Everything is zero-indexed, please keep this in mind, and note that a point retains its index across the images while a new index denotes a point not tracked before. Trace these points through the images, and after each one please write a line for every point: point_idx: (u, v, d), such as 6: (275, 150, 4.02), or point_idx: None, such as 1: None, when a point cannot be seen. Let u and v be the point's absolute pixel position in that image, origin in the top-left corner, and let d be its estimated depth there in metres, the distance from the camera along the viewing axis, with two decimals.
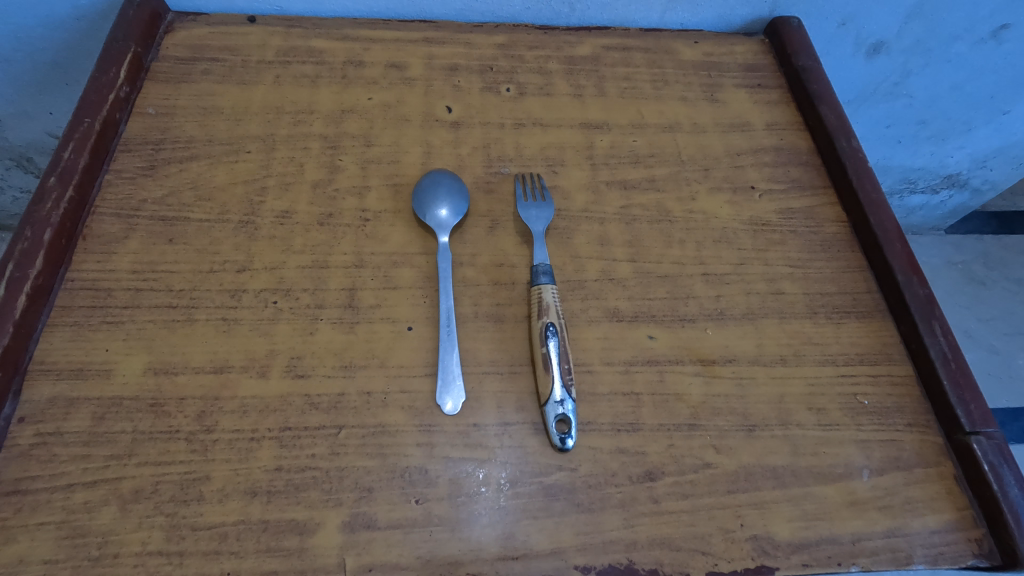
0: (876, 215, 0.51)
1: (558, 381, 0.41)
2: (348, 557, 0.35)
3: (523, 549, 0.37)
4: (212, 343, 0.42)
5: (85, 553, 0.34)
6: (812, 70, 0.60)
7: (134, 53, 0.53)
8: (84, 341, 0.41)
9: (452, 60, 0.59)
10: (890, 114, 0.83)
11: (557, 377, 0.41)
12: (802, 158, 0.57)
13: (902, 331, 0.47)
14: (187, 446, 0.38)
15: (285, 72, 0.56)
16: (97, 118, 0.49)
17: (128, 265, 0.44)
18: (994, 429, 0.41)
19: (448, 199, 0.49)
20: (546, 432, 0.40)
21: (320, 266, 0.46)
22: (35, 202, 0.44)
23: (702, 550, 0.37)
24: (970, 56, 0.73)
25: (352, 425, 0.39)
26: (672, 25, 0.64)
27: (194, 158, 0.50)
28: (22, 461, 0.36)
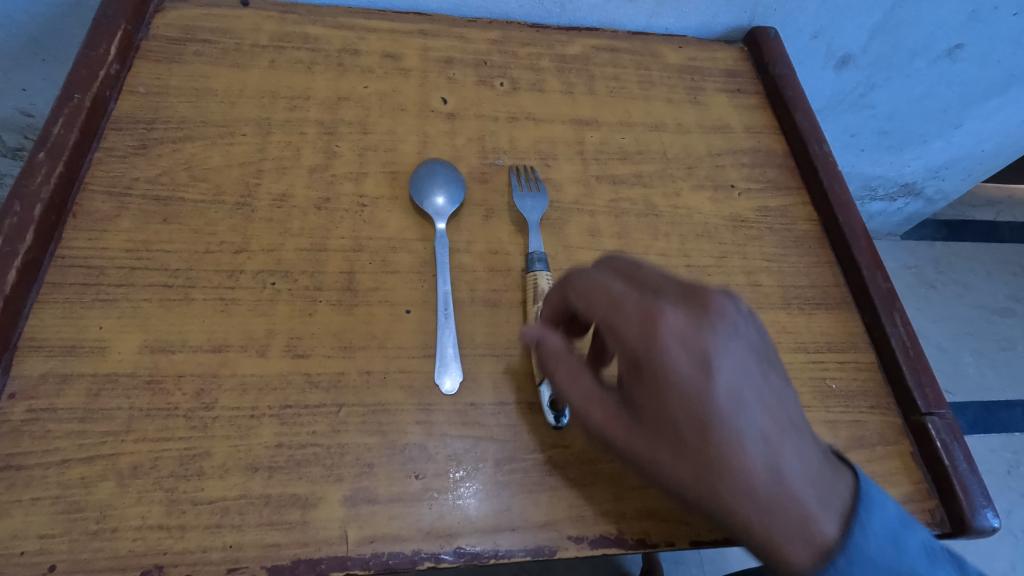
0: (844, 214, 0.55)
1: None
2: (350, 530, 0.36)
3: (519, 521, 0.38)
4: (209, 323, 0.42)
5: (83, 527, 0.34)
6: (787, 79, 0.64)
7: (124, 31, 0.52)
8: (76, 318, 0.40)
9: (446, 52, 0.60)
10: (856, 124, 0.89)
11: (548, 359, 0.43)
12: (777, 160, 0.60)
13: (867, 321, 0.51)
14: (186, 422, 0.38)
15: (280, 57, 0.56)
16: (88, 94, 0.48)
17: (121, 243, 0.44)
18: (946, 410, 0.46)
19: (445, 188, 0.50)
20: (543, 410, 0.42)
21: (318, 249, 0.46)
22: (25, 178, 0.43)
23: (686, 521, 0.40)
24: (928, 72, 0.79)
25: (353, 404, 0.40)
26: (658, 29, 0.67)
27: (187, 139, 0.49)
28: (14, 437, 0.36)
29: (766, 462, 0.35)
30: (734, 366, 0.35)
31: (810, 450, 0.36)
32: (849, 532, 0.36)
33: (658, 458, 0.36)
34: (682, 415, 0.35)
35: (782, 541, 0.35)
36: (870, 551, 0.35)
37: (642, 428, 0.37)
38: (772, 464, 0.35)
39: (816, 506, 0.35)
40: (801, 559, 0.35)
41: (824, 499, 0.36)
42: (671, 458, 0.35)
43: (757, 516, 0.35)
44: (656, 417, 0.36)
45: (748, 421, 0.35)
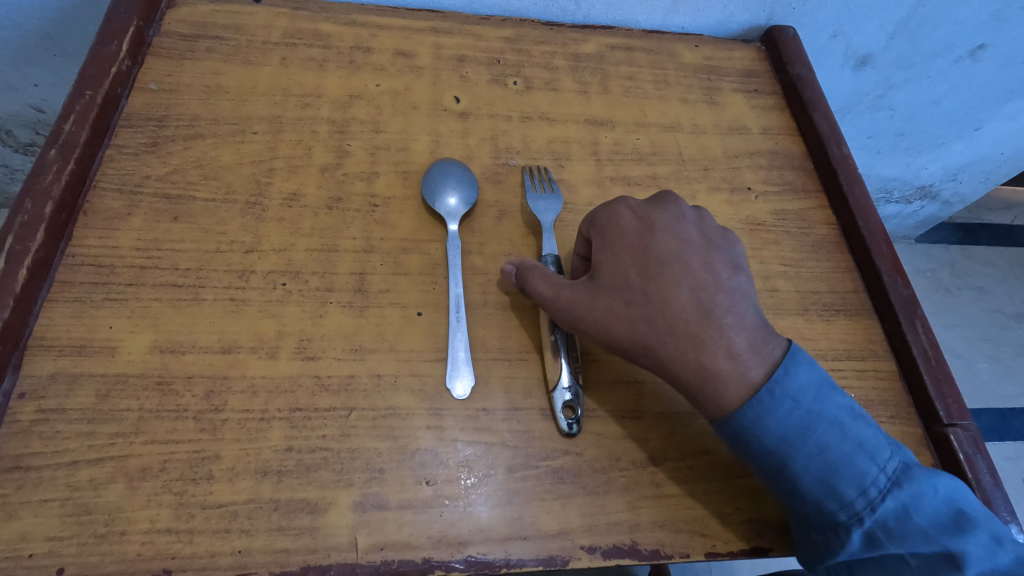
0: (864, 218, 0.54)
1: (563, 373, 0.42)
2: (359, 537, 0.36)
3: (531, 530, 0.38)
4: (219, 323, 0.41)
5: (92, 530, 0.34)
6: (806, 80, 0.62)
7: (136, 27, 0.52)
8: (87, 317, 0.40)
9: (459, 50, 0.59)
10: (874, 125, 0.87)
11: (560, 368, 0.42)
12: (795, 162, 0.59)
13: (886, 329, 0.49)
14: (195, 425, 0.38)
15: (292, 54, 0.55)
16: (99, 91, 0.48)
17: (132, 242, 0.43)
18: (969, 422, 0.45)
19: (458, 188, 0.49)
20: (552, 415, 0.41)
21: (329, 249, 0.46)
22: (36, 175, 0.43)
23: (701, 532, 0.39)
24: (949, 73, 0.77)
25: (363, 408, 0.40)
26: (674, 28, 0.66)
27: (199, 137, 0.49)
28: (23, 437, 0.36)
29: (696, 304, 0.40)
30: (673, 237, 0.42)
31: (740, 305, 0.40)
32: (777, 369, 0.38)
33: (605, 305, 0.40)
34: (629, 265, 0.41)
35: (711, 367, 0.38)
36: (791, 390, 0.38)
37: (593, 290, 0.41)
38: (701, 306, 0.40)
39: (744, 347, 0.39)
40: (729, 397, 0.38)
41: (752, 347, 0.39)
42: (619, 300, 0.40)
43: (688, 343, 0.39)
44: (609, 267, 0.41)
45: (680, 274, 0.41)
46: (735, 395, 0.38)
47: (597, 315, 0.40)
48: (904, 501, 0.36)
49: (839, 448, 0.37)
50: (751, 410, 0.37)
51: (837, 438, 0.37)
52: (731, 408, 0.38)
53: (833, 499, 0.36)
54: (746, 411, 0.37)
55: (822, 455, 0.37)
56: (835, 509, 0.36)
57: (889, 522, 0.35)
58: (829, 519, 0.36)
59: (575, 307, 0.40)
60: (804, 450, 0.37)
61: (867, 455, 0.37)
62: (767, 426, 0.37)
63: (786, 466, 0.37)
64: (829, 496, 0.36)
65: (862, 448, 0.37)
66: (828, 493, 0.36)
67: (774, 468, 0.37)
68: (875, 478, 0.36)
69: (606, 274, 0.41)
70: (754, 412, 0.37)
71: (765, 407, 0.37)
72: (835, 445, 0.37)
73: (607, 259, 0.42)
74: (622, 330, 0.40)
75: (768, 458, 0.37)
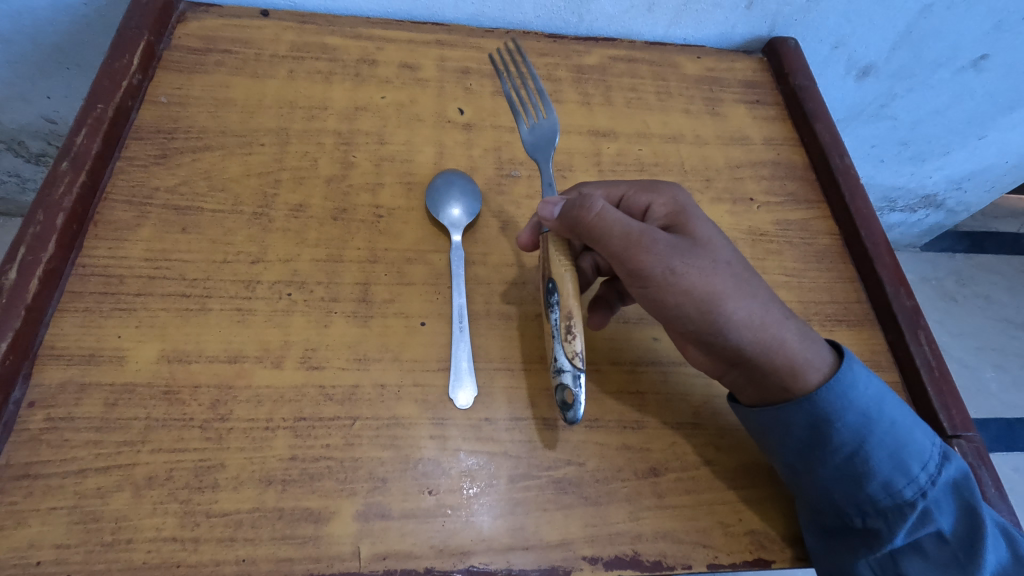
0: (866, 229, 0.54)
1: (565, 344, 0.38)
2: (362, 546, 0.36)
3: (532, 540, 0.38)
4: (226, 333, 0.42)
5: (98, 537, 0.34)
6: (808, 90, 0.63)
7: (147, 41, 0.53)
8: (96, 327, 0.41)
9: (463, 63, 0.60)
10: (876, 134, 0.87)
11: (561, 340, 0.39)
12: (797, 173, 0.59)
13: (890, 339, 0.50)
14: (201, 434, 0.38)
15: (299, 67, 0.56)
16: (111, 104, 0.48)
17: (141, 253, 0.44)
18: (974, 433, 0.44)
19: (462, 199, 0.50)
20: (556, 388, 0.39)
21: (334, 259, 0.46)
22: (47, 187, 0.43)
23: (703, 543, 0.39)
24: (952, 83, 0.77)
25: (366, 417, 0.40)
26: (676, 39, 0.66)
27: (207, 148, 0.50)
28: (33, 445, 0.36)
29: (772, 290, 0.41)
30: None
31: None
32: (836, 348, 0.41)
33: (709, 263, 0.38)
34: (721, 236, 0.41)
35: (807, 337, 0.39)
36: (861, 366, 0.39)
37: (691, 247, 0.39)
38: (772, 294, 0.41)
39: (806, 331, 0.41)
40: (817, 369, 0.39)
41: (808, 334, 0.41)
42: (721, 261, 0.39)
43: (783, 313, 0.39)
44: (703, 234, 0.40)
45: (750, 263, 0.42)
46: (825, 362, 0.39)
47: (702, 270, 0.38)
48: (956, 476, 0.37)
49: (904, 424, 0.38)
50: (838, 384, 0.38)
51: (902, 413, 0.39)
52: (824, 373, 0.39)
53: (902, 475, 0.37)
54: (832, 387, 0.38)
55: (894, 430, 0.38)
56: (903, 488, 0.37)
57: (944, 498, 0.37)
58: (897, 498, 0.37)
59: (678, 257, 0.38)
60: (879, 426, 0.38)
61: (923, 431, 0.38)
62: (849, 400, 0.38)
63: (860, 443, 0.37)
64: (897, 472, 0.37)
65: (918, 424, 0.39)
66: (898, 470, 0.37)
67: (847, 446, 0.38)
68: (932, 453, 0.38)
69: (699, 237, 0.40)
70: (838, 387, 0.38)
71: (845, 382, 0.38)
72: (900, 420, 0.38)
73: (697, 227, 0.41)
74: (724, 291, 0.38)
75: (844, 435, 0.38)
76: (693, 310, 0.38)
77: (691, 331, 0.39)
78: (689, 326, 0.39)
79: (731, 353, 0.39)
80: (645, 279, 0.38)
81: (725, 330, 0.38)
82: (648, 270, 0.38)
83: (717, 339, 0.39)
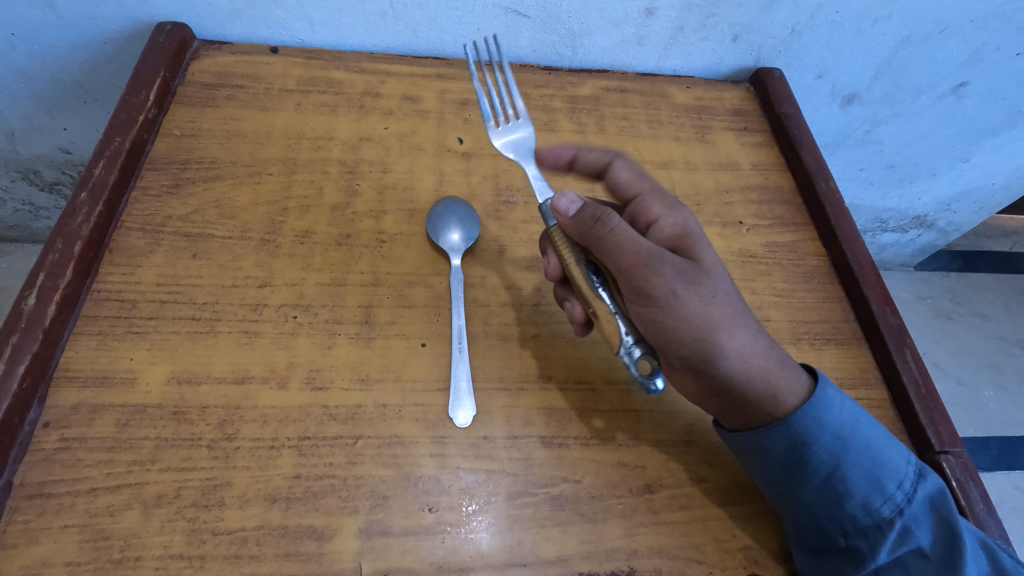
0: (852, 251, 0.56)
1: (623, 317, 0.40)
2: (364, 562, 0.37)
3: (530, 557, 0.38)
4: (234, 355, 0.43)
5: (108, 555, 0.35)
6: (793, 118, 0.65)
7: (162, 77, 0.56)
8: (109, 350, 0.42)
9: (463, 95, 0.63)
10: (863, 158, 0.90)
11: (618, 314, 0.40)
12: (785, 196, 0.61)
13: (877, 357, 0.51)
14: (208, 453, 0.39)
15: (306, 101, 0.59)
16: (128, 137, 0.51)
17: (154, 278, 0.46)
18: (961, 449, 0.46)
19: (461, 224, 0.52)
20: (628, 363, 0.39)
21: (338, 283, 0.48)
22: (67, 217, 0.46)
23: (698, 559, 0.40)
24: (933, 109, 0.80)
25: (369, 436, 0.41)
26: (666, 70, 0.69)
27: (217, 178, 0.52)
28: (47, 465, 0.38)
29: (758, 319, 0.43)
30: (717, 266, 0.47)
31: None
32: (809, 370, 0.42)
33: (709, 291, 0.40)
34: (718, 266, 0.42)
35: (786, 364, 0.41)
36: (838, 389, 0.41)
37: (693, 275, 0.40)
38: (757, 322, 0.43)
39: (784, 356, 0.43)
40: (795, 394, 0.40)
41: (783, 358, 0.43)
42: (719, 290, 0.40)
43: (767, 342, 0.41)
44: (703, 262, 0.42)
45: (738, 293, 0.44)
46: (803, 385, 0.40)
47: (702, 297, 0.39)
48: (932, 493, 0.39)
49: (879, 442, 0.39)
50: (813, 407, 0.39)
51: (875, 432, 0.40)
52: (800, 397, 0.40)
53: (879, 493, 0.38)
54: (809, 408, 0.39)
55: (868, 449, 0.39)
56: (880, 506, 0.38)
57: (922, 515, 0.38)
58: (875, 516, 0.38)
59: (682, 283, 0.39)
60: (854, 445, 0.39)
61: (898, 450, 0.40)
62: (825, 420, 0.39)
63: (836, 462, 0.39)
64: (874, 490, 0.38)
65: (893, 442, 0.40)
66: (874, 489, 0.38)
67: (825, 466, 0.39)
68: (907, 471, 0.39)
69: (702, 265, 0.41)
70: (816, 408, 0.39)
71: (822, 403, 0.39)
72: (875, 440, 0.39)
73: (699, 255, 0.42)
74: (720, 320, 0.39)
75: (821, 455, 0.39)
76: (691, 337, 0.39)
77: (684, 358, 0.40)
78: (683, 353, 0.40)
79: (717, 380, 0.40)
80: (650, 300, 0.39)
81: (716, 358, 0.39)
82: (655, 292, 0.38)
83: (707, 367, 0.39)
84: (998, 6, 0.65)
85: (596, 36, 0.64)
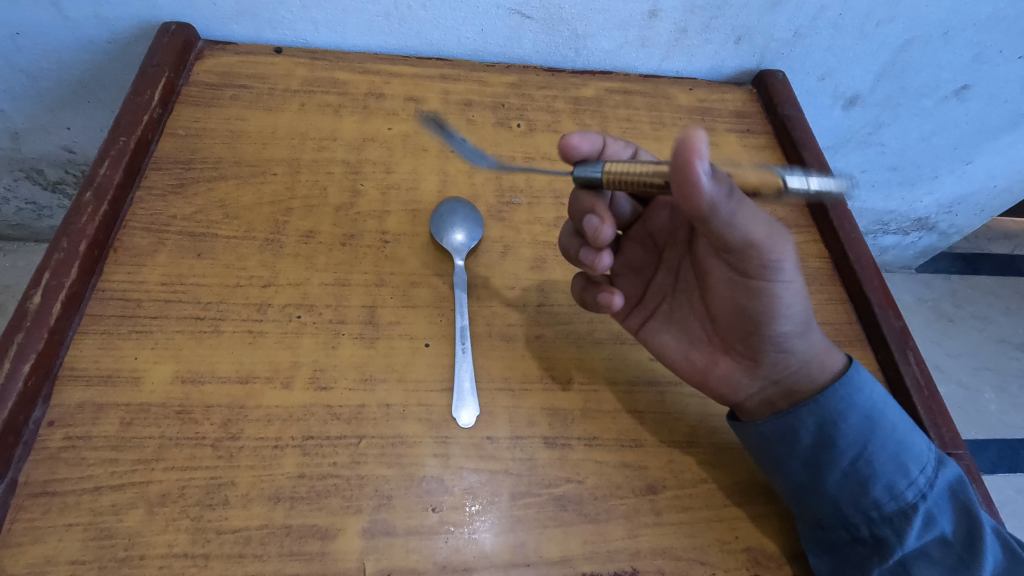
0: (854, 252, 0.56)
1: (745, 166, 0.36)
2: (368, 562, 0.37)
3: (533, 557, 0.38)
4: (237, 355, 0.43)
5: (112, 554, 0.35)
6: (796, 120, 0.66)
7: (167, 78, 0.56)
8: (114, 349, 0.42)
9: (466, 95, 0.63)
10: (866, 160, 0.90)
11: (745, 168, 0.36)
12: (787, 198, 0.62)
13: (880, 359, 0.51)
14: (212, 452, 0.39)
15: (310, 101, 0.59)
16: (132, 137, 0.51)
17: (158, 277, 0.46)
18: (964, 451, 0.46)
19: (464, 225, 0.52)
20: (813, 189, 0.35)
21: (342, 283, 0.48)
22: (72, 216, 0.46)
23: (701, 560, 0.40)
24: (936, 111, 0.80)
25: (372, 436, 0.41)
26: (669, 72, 0.69)
27: (222, 178, 0.52)
28: (51, 463, 0.38)
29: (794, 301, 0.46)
30: None
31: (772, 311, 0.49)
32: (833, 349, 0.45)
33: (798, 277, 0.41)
34: None
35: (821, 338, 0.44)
36: (866, 374, 0.42)
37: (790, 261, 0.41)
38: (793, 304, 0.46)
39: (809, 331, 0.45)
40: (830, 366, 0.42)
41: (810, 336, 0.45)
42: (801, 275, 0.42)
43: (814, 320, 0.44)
44: None
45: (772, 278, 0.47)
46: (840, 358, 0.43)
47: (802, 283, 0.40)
48: (950, 480, 0.40)
49: (903, 429, 0.41)
50: (841, 388, 0.41)
51: (901, 418, 0.41)
52: (840, 368, 0.42)
53: (904, 476, 0.39)
54: (835, 391, 0.41)
55: (895, 433, 0.40)
56: (904, 490, 0.39)
57: (942, 501, 0.39)
58: (900, 501, 0.38)
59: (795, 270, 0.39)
60: (881, 429, 0.40)
61: (920, 436, 0.41)
62: (854, 402, 0.41)
63: (863, 446, 0.40)
64: (899, 474, 0.39)
65: (914, 430, 0.41)
66: (899, 473, 0.39)
67: (852, 450, 0.40)
68: (929, 457, 0.40)
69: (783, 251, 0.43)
70: (843, 391, 0.41)
71: (854, 385, 0.41)
72: (901, 426, 0.41)
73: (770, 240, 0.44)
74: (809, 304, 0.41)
75: (849, 437, 0.40)
76: (796, 312, 0.40)
77: (784, 332, 0.41)
78: (785, 328, 0.41)
79: (786, 356, 0.42)
80: (777, 273, 0.39)
81: (807, 329, 0.41)
82: (784, 268, 0.38)
83: (792, 343, 0.41)
84: (1000, 9, 0.65)
85: (599, 38, 0.64)
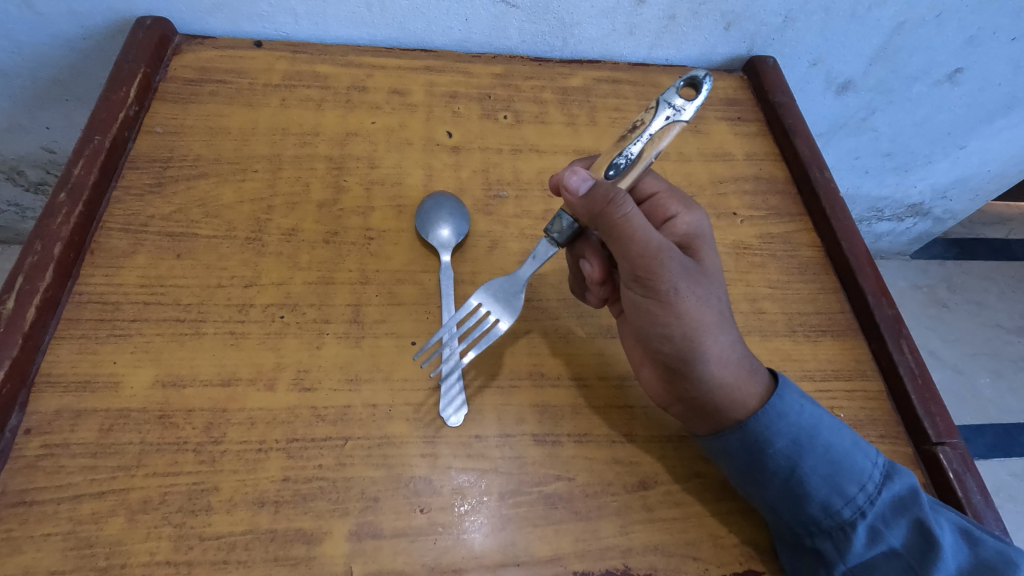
0: (847, 240, 0.55)
1: (640, 130, 0.41)
2: (355, 565, 0.36)
3: (523, 556, 0.38)
4: (219, 357, 0.43)
5: (93, 563, 0.35)
6: (787, 107, 0.65)
7: (143, 74, 0.54)
8: (92, 353, 0.42)
9: (452, 87, 0.62)
10: (858, 146, 0.89)
11: (648, 137, 0.41)
12: (779, 187, 0.61)
13: (873, 349, 0.51)
14: (195, 457, 0.39)
15: (291, 95, 0.58)
16: (107, 135, 0.50)
17: (137, 279, 0.45)
18: (958, 440, 0.45)
19: (450, 220, 0.51)
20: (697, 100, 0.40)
21: (325, 281, 0.47)
22: (46, 218, 0.45)
23: (693, 556, 0.39)
24: (929, 95, 0.79)
25: (358, 437, 0.41)
26: (659, 60, 0.68)
27: (202, 176, 0.51)
28: (29, 472, 0.37)
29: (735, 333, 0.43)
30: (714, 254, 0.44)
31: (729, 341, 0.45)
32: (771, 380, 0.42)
33: (702, 296, 0.40)
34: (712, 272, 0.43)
35: (745, 364, 0.41)
36: (797, 393, 0.40)
37: (696, 276, 0.40)
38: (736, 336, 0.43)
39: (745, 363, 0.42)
40: (749, 402, 0.40)
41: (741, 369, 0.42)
42: (715, 295, 0.41)
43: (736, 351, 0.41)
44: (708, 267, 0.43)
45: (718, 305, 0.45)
46: (764, 384, 0.41)
47: (700, 297, 0.40)
48: (897, 494, 0.38)
49: (841, 447, 0.39)
50: (768, 414, 0.39)
51: (838, 436, 0.39)
52: (750, 410, 0.40)
53: (839, 496, 0.38)
54: (761, 416, 0.39)
55: (828, 454, 0.39)
56: (841, 508, 0.38)
57: (887, 516, 0.38)
58: (837, 519, 0.38)
59: (685, 280, 0.40)
60: (812, 450, 0.39)
61: (863, 453, 0.39)
62: (781, 426, 0.39)
63: (794, 467, 0.39)
64: (834, 494, 0.38)
65: (856, 446, 0.39)
66: (835, 492, 0.38)
67: (784, 471, 0.39)
68: (872, 474, 0.38)
69: (707, 266, 0.42)
70: (769, 415, 0.39)
71: (778, 411, 0.39)
72: (838, 443, 0.39)
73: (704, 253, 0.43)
74: (708, 324, 0.40)
75: (778, 461, 0.39)
76: (679, 334, 0.40)
77: (671, 345, 0.40)
78: (666, 348, 0.41)
79: (687, 384, 0.41)
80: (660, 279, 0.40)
81: (701, 355, 0.40)
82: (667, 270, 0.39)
83: (686, 370, 0.40)
84: None
85: (587, 26, 0.62)
